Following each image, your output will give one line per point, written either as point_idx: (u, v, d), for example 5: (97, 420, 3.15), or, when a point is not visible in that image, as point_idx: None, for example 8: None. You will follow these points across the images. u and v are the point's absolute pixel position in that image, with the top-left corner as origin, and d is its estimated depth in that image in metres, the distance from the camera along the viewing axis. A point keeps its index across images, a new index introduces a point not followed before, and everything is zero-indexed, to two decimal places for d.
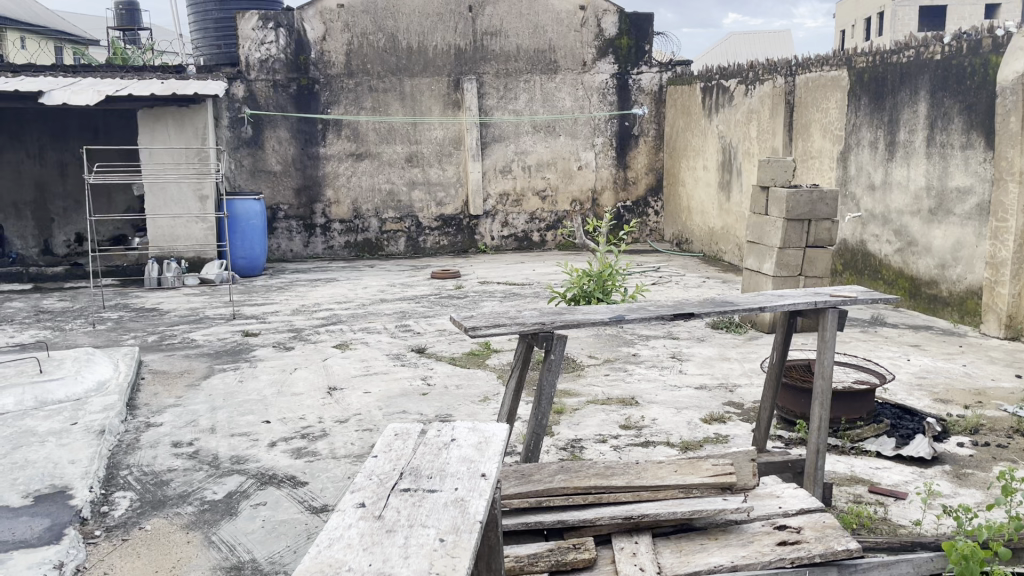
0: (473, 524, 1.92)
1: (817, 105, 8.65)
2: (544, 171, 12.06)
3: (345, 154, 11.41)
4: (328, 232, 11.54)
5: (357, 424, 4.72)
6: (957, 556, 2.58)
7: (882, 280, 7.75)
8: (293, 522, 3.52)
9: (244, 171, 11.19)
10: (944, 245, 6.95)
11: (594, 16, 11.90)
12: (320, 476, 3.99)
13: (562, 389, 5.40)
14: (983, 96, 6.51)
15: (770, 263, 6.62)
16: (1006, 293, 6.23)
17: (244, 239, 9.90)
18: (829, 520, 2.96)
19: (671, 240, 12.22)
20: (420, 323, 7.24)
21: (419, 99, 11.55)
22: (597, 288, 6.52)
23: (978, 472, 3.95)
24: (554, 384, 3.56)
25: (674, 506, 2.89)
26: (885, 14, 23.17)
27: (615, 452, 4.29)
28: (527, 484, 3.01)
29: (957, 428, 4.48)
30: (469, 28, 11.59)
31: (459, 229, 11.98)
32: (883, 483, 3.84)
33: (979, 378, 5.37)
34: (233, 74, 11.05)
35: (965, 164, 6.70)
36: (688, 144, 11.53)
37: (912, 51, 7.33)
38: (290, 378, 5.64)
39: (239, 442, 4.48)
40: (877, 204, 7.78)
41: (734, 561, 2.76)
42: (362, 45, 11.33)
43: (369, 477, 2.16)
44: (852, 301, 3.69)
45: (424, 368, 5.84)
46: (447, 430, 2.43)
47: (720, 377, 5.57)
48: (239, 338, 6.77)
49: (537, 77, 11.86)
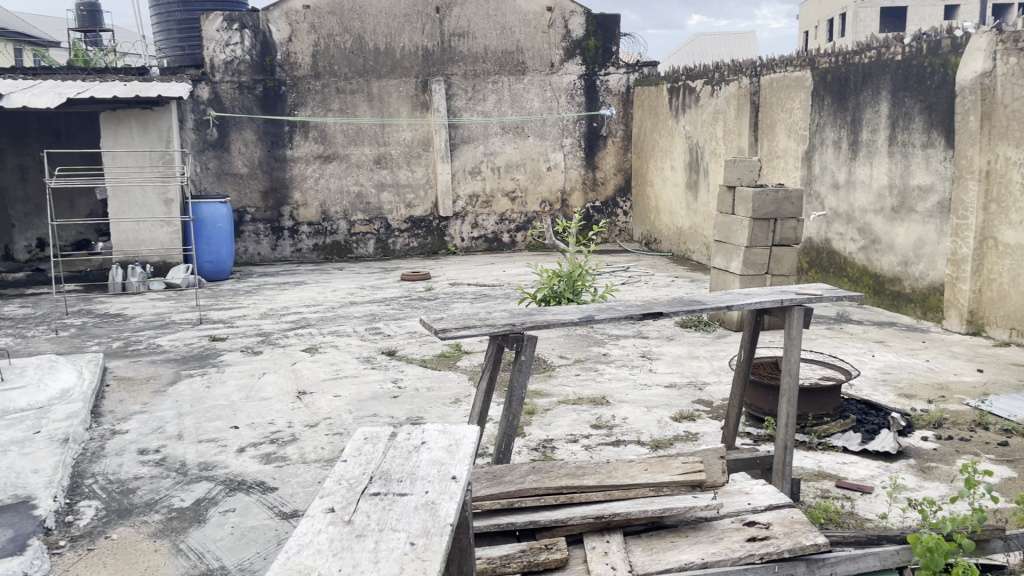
0: (443, 527, 1.91)
1: (782, 105, 8.73)
2: (513, 172, 12.08)
3: (313, 156, 11.32)
4: (296, 235, 11.45)
5: (327, 428, 4.69)
6: (923, 548, 2.72)
7: (847, 278, 7.88)
8: (263, 528, 3.49)
9: (210, 174, 11.01)
10: (907, 243, 7.07)
11: (561, 18, 11.94)
12: (290, 480, 3.97)
13: (534, 389, 5.42)
14: (943, 96, 6.62)
15: (738, 262, 6.68)
16: (967, 289, 6.36)
17: (210, 242, 9.78)
18: (797, 516, 3.00)
19: (640, 240, 12.31)
20: (390, 325, 7.21)
21: (387, 100, 11.51)
22: (567, 288, 6.57)
23: (941, 465, 4.02)
24: (525, 385, 3.56)
25: (645, 505, 2.92)
26: (847, 14, 23.48)
27: (587, 451, 4.31)
28: (500, 485, 3.02)
29: (921, 422, 4.57)
30: (437, 29, 11.58)
31: (429, 231, 11.95)
32: (850, 477, 3.90)
33: (943, 373, 5.47)
34: (198, 76, 10.88)
35: (926, 162, 6.82)
36: (656, 145, 11.61)
37: (874, 51, 7.43)
38: (259, 383, 5.58)
39: (208, 449, 4.43)
40: (842, 203, 7.90)
41: (704, 558, 2.79)
42: (329, 46, 11.27)
43: (338, 481, 2.14)
44: (818, 299, 3.75)
45: (396, 371, 5.83)
46: (417, 433, 2.40)
47: (690, 376, 5.63)
48: (206, 343, 6.70)
49: (505, 79, 11.88)
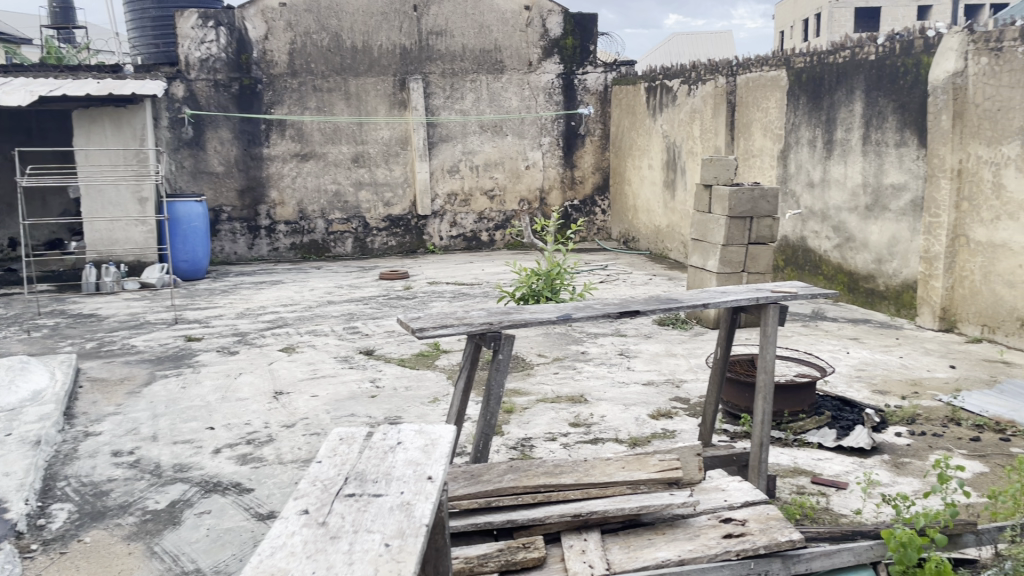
0: (418, 527, 1.90)
1: (758, 104, 8.78)
2: (492, 171, 12.07)
3: (289, 155, 11.25)
4: (273, 234, 11.37)
5: (304, 428, 4.67)
6: (896, 544, 2.80)
7: (822, 275, 7.96)
8: (239, 529, 3.46)
9: (185, 172, 10.91)
10: (881, 240, 7.15)
11: (539, 17, 11.94)
12: (266, 481, 3.94)
13: (513, 388, 5.42)
14: (915, 95, 6.70)
15: (715, 260, 6.72)
16: (940, 286, 6.44)
17: (187, 240, 9.70)
18: (773, 512, 3.02)
19: (619, 238, 12.35)
20: (368, 325, 7.18)
21: (364, 98, 11.46)
22: (546, 286, 6.58)
23: (914, 461, 4.07)
24: (502, 384, 3.55)
25: (622, 502, 2.93)
26: (822, 15, 23.67)
27: (565, 449, 4.32)
28: (477, 484, 3.01)
29: (895, 418, 4.63)
30: (414, 27, 11.54)
31: (408, 229, 11.92)
32: (826, 473, 3.94)
33: (916, 369, 5.53)
34: (172, 73, 10.77)
35: (900, 161, 6.89)
36: (634, 144, 11.65)
37: (848, 51, 7.49)
38: (236, 383, 5.54)
39: (183, 450, 4.39)
40: (817, 201, 7.97)
41: (681, 555, 2.80)
42: (305, 44, 11.20)
43: (313, 482, 2.13)
44: (793, 296, 3.78)
45: (374, 370, 5.80)
46: (393, 433, 2.39)
47: (667, 373, 5.65)
48: (182, 343, 6.64)
49: (483, 77, 11.86)
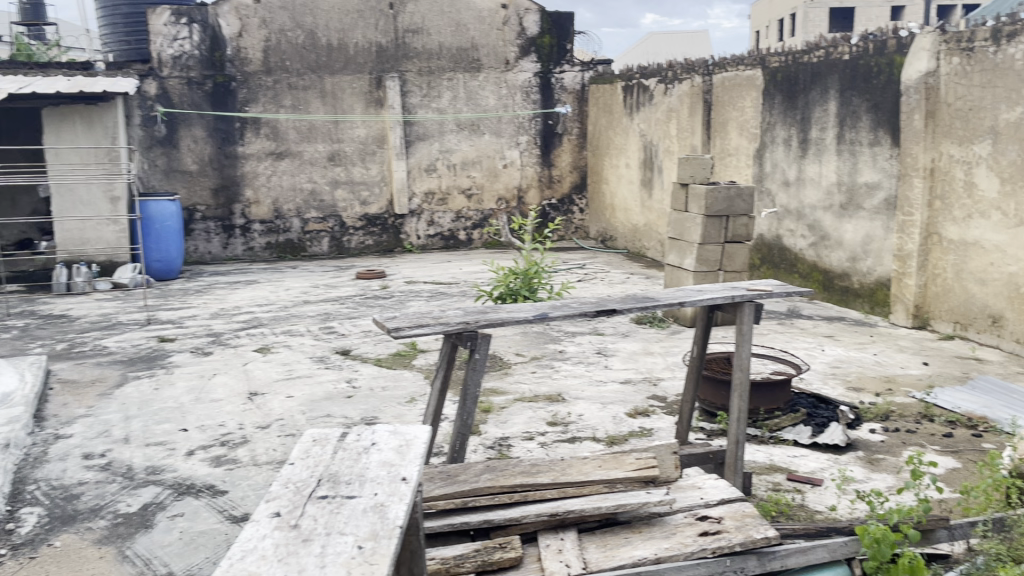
0: (392, 529, 1.88)
1: (733, 103, 8.83)
2: (469, 169, 12.04)
3: (264, 153, 11.15)
4: (248, 233, 11.26)
5: (279, 429, 4.62)
6: (870, 539, 2.85)
7: (797, 274, 8.01)
8: (213, 532, 3.42)
9: (158, 171, 10.78)
10: (855, 239, 7.20)
11: (516, 15, 11.94)
12: (240, 483, 3.90)
13: (490, 387, 5.40)
14: (889, 94, 6.76)
15: (692, 259, 6.75)
16: (913, 284, 6.50)
17: (159, 240, 9.57)
18: (749, 509, 3.03)
19: (596, 237, 12.37)
20: (344, 325, 7.13)
21: (340, 96, 11.39)
22: (523, 285, 6.57)
23: (888, 457, 4.11)
24: (479, 384, 3.53)
25: (599, 501, 2.93)
26: (798, 15, 23.86)
27: (543, 448, 4.32)
28: (453, 484, 3.00)
29: (869, 415, 4.66)
30: (391, 25, 11.48)
31: (385, 228, 11.86)
32: (801, 470, 3.96)
33: (889, 366, 5.59)
34: (145, 71, 10.64)
35: (873, 160, 6.95)
36: (611, 143, 11.67)
37: (822, 51, 7.54)
38: (209, 384, 5.48)
39: (155, 452, 4.33)
40: (792, 200, 8.02)
41: (657, 553, 2.80)
42: (280, 41, 11.11)
43: (285, 484, 2.10)
44: (768, 294, 3.79)
45: (350, 370, 5.76)
46: (367, 433, 2.37)
47: (645, 372, 5.66)
48: (154, 344, 6.55)
49: (460, 76, 11.83)
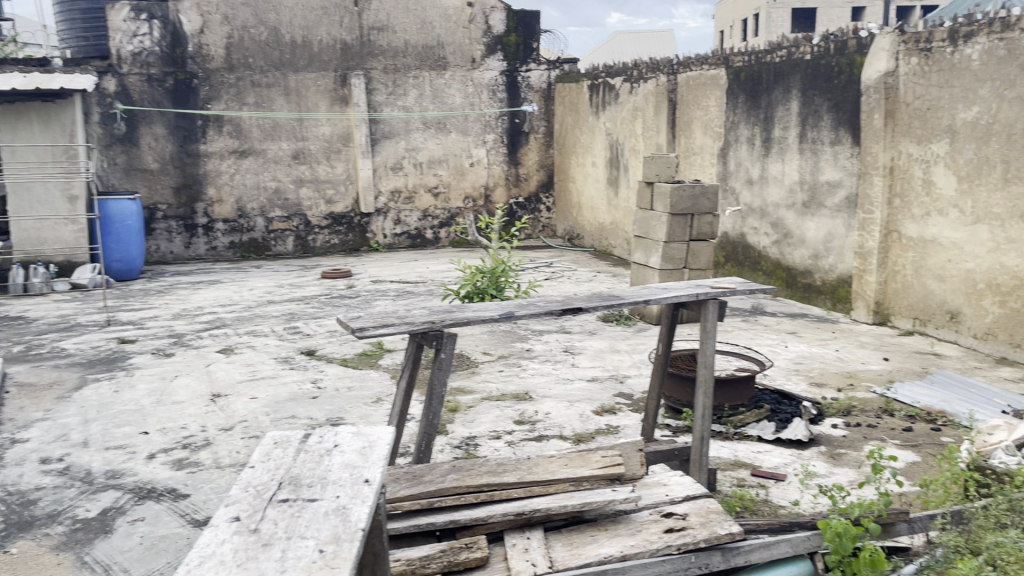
0: (354, 532, 1.86)
1: (698, 102, 8.89)
2: (436, 168, 11.99)
3: (227, 151, 11.00)
4: (211, 233, 11.11)
5: (243, 431, 4.56)
6: (831, 533, 2.89)
7: (761, 271, 8.11)
8: (174, 536, 3.36)
9: (118, 169, 10.58)
10: (817, 236, 7.30)
11: (482, 13, 11.91)
12: (203, 486, 3.84)
13: (457, 387, 5.39)
14: (849, 94, 6.86)
15: (657, 257, 6.79)
16: (874, 281, 6.61)
17: (119, 239, 9.40)
18: (713, 506, 3.05)
19: (563, 236, 12.40)
20: (309, 325, 7.07)
21: (304, 94, 11.28)
22: (490, 284, 6.56)
23: (850, 452, 4.17)
24: (445, 383, 3.52)
25: (566, 500, 2.93)
26: (761, 15, 24.10)
27: (510, 447, 4.31)
28: (419, 485, 2.98)
29: (831, 410, 4.73)
30: (355, 22, 11.39)
31: (350, 227, 11.78)
32: (765, 466, 4.00)
33: (851, 362, 5.67)
34: (103, 67, 10.45)
35: (835, 159, 7.05)
36: (578, 141, 11.70)
37: (784, 51, 7.62)
38: (171, 386, 5.39)
39: (115, 456, 4.25)
40: (756, 198, 8.11)
41: (623, 551, 2.81)
42: (243, 38, 10.98)
43: (245, 488, 2.06)
44: (732, 292, 3.83)
45: (315, 371, 5.71)
46: (330, 435, 2.34)
47: (611, 370, 5.68)
48: (114, 346, 6.43)
49: (426, 74, 11.78)
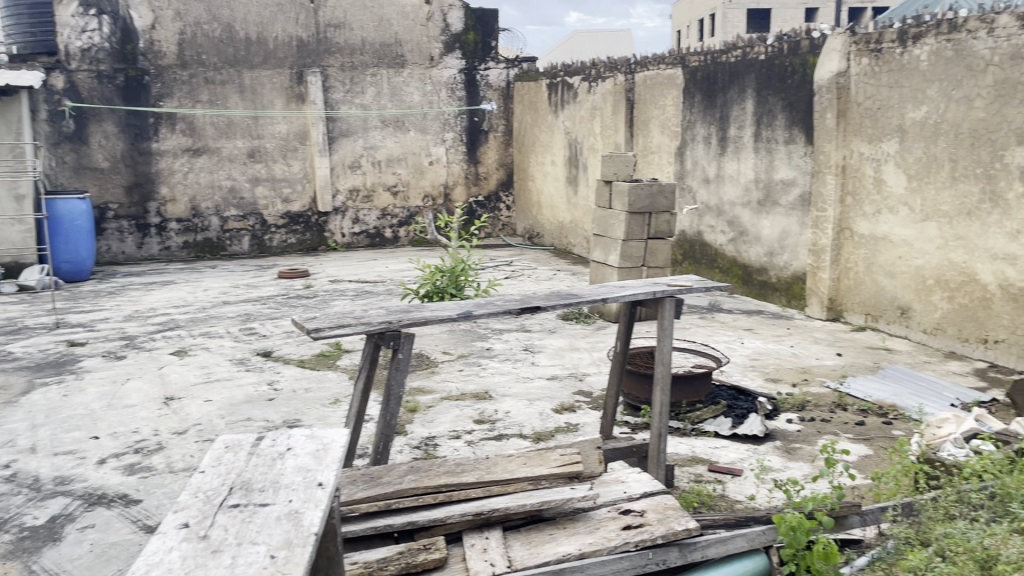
0: (306, 537, 1.83)
1: (655, 101, 8.96)
2: (394, 166, 11.91)
3: (180, 149, 10.81)
4: (164, 232, 10.90)
5: (197, 435, 4.48)
6: (786, 527, 2.94)
7: (718, 268, 8.20)
8: (125, 543, 3.29)
9: (67, 167, 10.33)
10: (772, 234, 7.41)
11: (440, 11, 11.86)
12: (156, 491, 3.77)
13: (416, 387, 5.36)
14: (802, 94, 6.97)
15: (616, 255, 6.82)
16: (827, 278, 6.73)
17: (68, 239, 9.16)
18: (670, 502, 3.07)
19: (523, 234, 12.41)
20: (266, 325, 6.97)
21: (260, 91, 11.13)
22: (450, 283, 6.53)
23: (804, 446, 4.23)
24: (403, 383, 3.49)
25: (524, 499, 2.93)
26: (716, 16, 24.36)
27: (470, 447, 4.30)
28: (376, 487, 2.95)
29: (786, 405, 4.80)
30: (311, 19, 11.27)
31: (308, 227, 11.65)
32: (722, 461, 4.05)
33: (805, 357, 5.76)
34: (51, 63, 10.19)
35: (789, 157, 7.15)
36: (537, 140, 11.72)
37: (739, 51, 7.71)
38: (123, 390, 5.27)
39: (64, 461, 4.15)
40: (712, 197, 8.20)
41: (581, 549, 2.81)
42: (196, 34, 10.79)
43: (195, 494, 2.02)
44: (688, 290, 3.86)
45: (272, 372, 5.63)
46: (283, 438, 2.31)
47: (571, 368, 5.70)
48: (63, 349, 6.27)
49: (383, 72, 11.69)
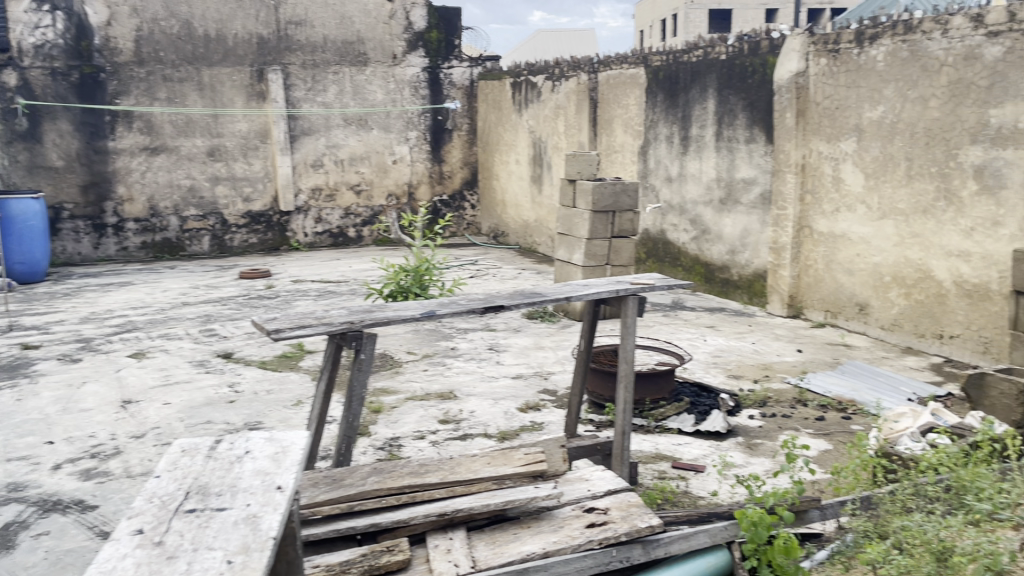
0: (265, 541, 1.81)
1: (618, 101, 9.00)
2: (358, 165, 11.82)
3: (138, 148, 10.61)
4: (121, 232, 10.70)
5: (155, 438, 4.41)
6: (748, 523, 2.97)
7: (680, 266, 8.27)
8: (81, 550, 3.22)
9: (20, 167, 10.09)
10: (734, 232, 7.48)
11: (403, 9, 11.79)
12: (113, 497, 3.69)
13: (380, 387, 5.32)
14: (762, 93, 7.04)
15: (580, 254, 6.84)
16: (788, 275, 6.82)
17: (21, 239, 8.96)
18: (634, 499, 3.08)
19: (488, 233, 12.40)
20: (226, 327, 6.87)
21: (219, 89, 10.97)
22: (414, 282, 6.50)
23: (766, 442, 4.28)
24: (365, 384, 3.46)
25: (488, 499, 2.92)
26: (679, 16, 24.54)
27: (434, 447, 4.28)
28: (339, 489, 2.92)
29: (748, 402, 4.85)
30: (272, 16, 11.14)
31: (269, 226, 11.52)
32: (685, 458, 4.08)
33: (767, 354, 5.83)
34: (2, 60, 9.94)
35: (750, 157, 7.23)
36: (501, 139, 11.71)
37: (700, 51, 7.78)
38: (78, 393, 5.16)
39: (17, 467, 4.05)
40: (675, 195, 8.26)
41: (545, 548, 2.81)
42: (153, 31, 10.60)
43: (149, 499, 1.98)
44: (651, 288, 3.88)
45: (232, 374, 5.56)
46: (241, 441, 2.27)
47: (535, 366, 5.71)
48: (16, 352, 6.12)
49: (346, 69, 11.59)
